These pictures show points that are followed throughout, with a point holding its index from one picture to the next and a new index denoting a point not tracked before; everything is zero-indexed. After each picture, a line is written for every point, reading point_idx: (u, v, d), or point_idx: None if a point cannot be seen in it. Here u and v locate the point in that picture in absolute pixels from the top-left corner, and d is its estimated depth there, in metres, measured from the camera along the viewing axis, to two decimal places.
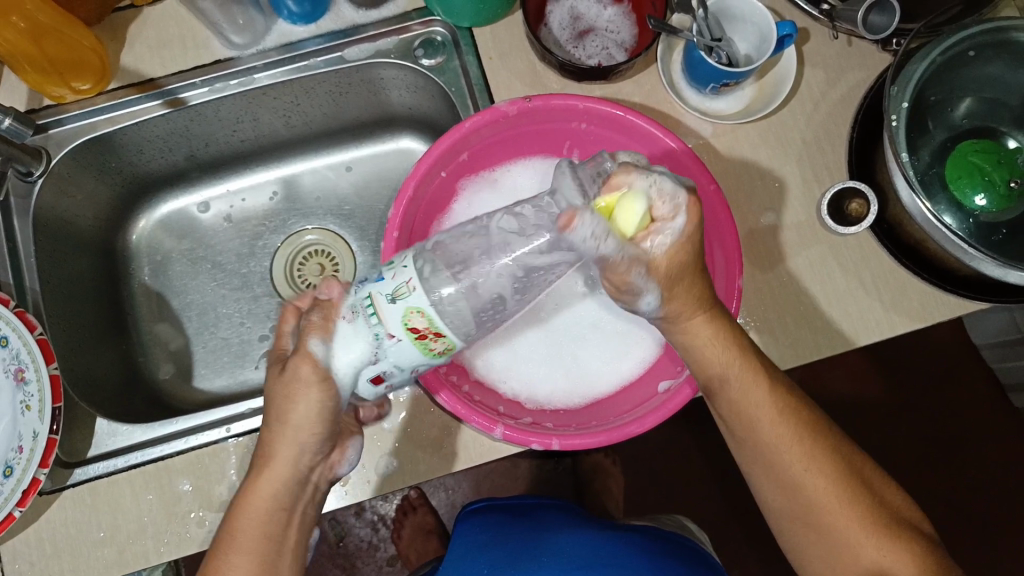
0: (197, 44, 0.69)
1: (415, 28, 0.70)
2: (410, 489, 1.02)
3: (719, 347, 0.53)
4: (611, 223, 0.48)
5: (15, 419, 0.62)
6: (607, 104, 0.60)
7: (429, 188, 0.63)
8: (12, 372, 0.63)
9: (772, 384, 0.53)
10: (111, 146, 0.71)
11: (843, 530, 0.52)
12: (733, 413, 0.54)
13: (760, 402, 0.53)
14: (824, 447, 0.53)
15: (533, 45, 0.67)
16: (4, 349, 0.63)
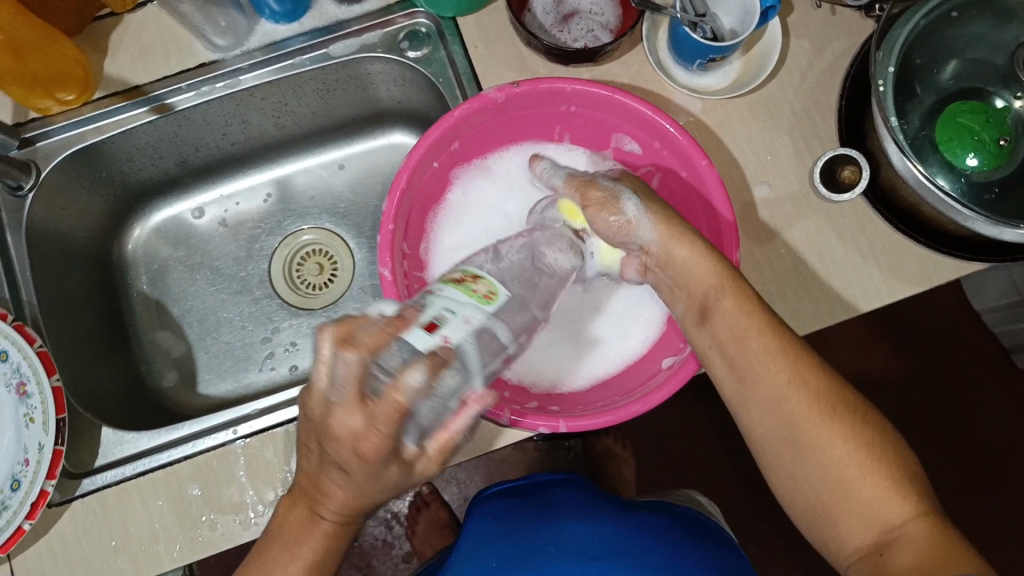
0: (181, 49, 0.69)
1: (399, 21, 0.70)
2: (423, 484, 1.02)
3: (704, 263, 0.54)
4: (566, 185, 0.60)
5: (19, 433, 0.62)
6: (595, 85, 0.60)
7: (422, 179, 0.63)
8: (14, 386, 0.63)
9: (758, 303, 0.52)
10: (100, 155, 0.71)
11: (827, 446, 0.49)
12: (722, 328, 0.53)
13: (750, 318, 0.52)
14: (812, 362, 0.51)
15: (518, 30, 0.67)
16: (5, 364, 0.62)
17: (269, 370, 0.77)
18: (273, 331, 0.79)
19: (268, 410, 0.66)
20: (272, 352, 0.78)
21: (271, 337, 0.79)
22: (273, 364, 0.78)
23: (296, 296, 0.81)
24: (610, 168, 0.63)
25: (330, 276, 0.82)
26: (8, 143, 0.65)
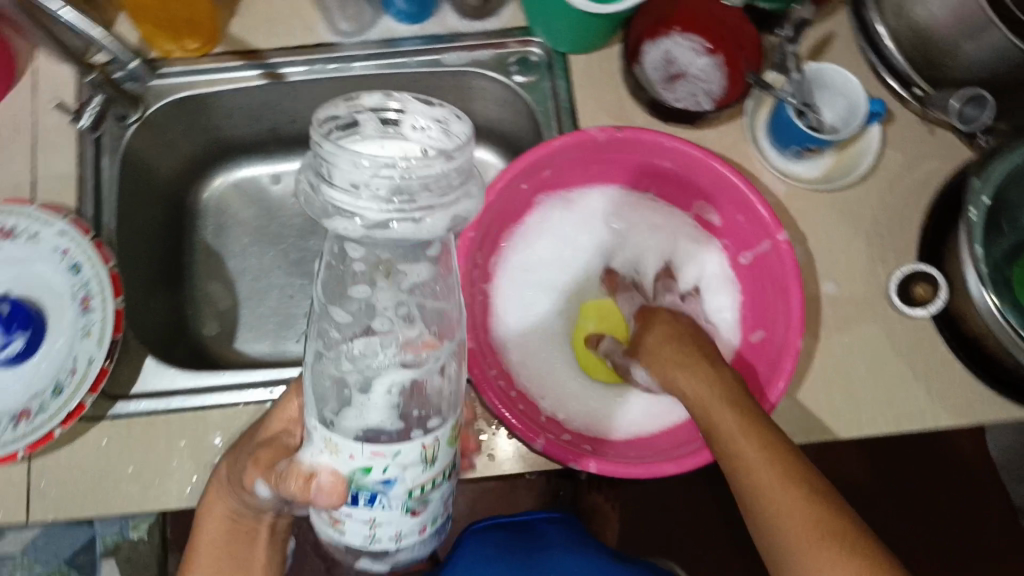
0: (305, 26, 0.72)
1: (512, 46, 0.71)
2: None
3: (714, 391, 0.52)
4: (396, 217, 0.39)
5: (71, 341, 0.61)
6: (711, 157, 0.59)
7: (509, 199, 0.63)
8: (76, 299, 0.62)
9: (759, 423, 0.50)
10: (204, 106, 0.74)
11: (822, 566, 0.46)
12: (719, 449, 0.51)
13: (745, 434, 0.50)
14: (811, 487, 0.48)
15: (626, 79, 0.68)
16: (70, 276, 0.62)
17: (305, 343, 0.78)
18: None
19: None
20: None
21: None
22: None
23: None
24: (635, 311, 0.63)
25: None
26: (139, 75, 0.69)
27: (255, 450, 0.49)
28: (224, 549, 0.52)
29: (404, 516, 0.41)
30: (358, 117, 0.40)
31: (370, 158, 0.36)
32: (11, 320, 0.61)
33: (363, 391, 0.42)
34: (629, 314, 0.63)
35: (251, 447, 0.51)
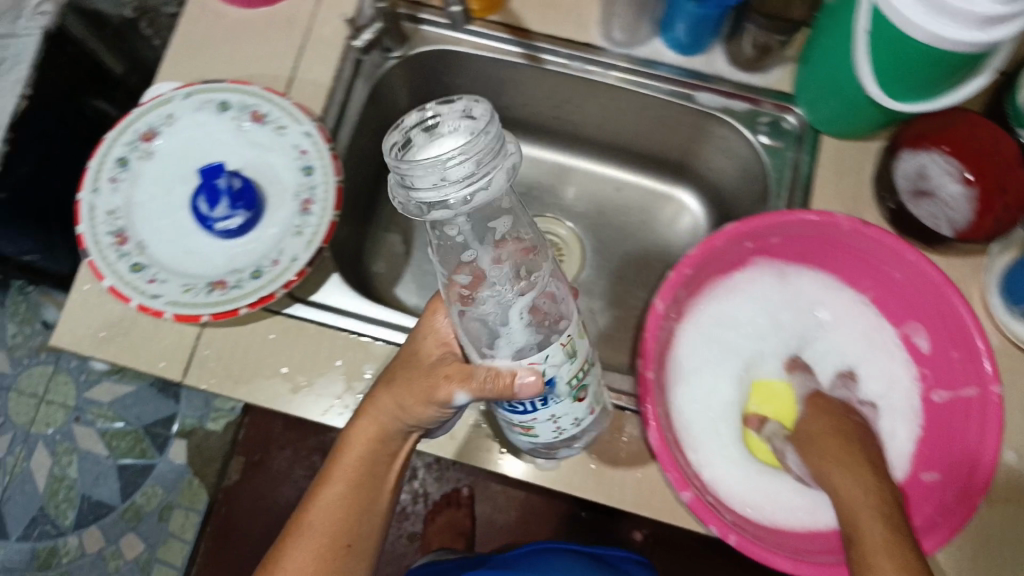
0: (579, 22, 0.71)
1: (766, 107, 0.70)
2: (465, 486, 1.12)
3: (868, 498, 0.49)
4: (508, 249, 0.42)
5: (280, 235, 0.64)
6: (948, 285, 0.56)
7: (731, 254, 0.62)
8: (297, 199, 0.64)
9: (906, 543, 0.46)
10: (452, 65, 0.73)
11: None
12: (855, 556, 0.47)
13: (886, 546, 0.46)
14: None
15: (879, 179, 0.66)
16: (301, 175, 0.65)
17: None
18: None
19: None
20: None
21: None
22: None
23: None
24: (805, 390, 0.61)
25: None
26: (455, 20, 0.70)
27: (416, 372, 0.51)
28: (366, 463, 0.53)
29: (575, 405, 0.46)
30: (409, 135, 0.40)
31: (427, 159, 0.36)
32: (238, 197, 0.63)
33: (501, 325, 0.42)
34: (800, 396, 0.61)
35: (407, 373, 0.52)
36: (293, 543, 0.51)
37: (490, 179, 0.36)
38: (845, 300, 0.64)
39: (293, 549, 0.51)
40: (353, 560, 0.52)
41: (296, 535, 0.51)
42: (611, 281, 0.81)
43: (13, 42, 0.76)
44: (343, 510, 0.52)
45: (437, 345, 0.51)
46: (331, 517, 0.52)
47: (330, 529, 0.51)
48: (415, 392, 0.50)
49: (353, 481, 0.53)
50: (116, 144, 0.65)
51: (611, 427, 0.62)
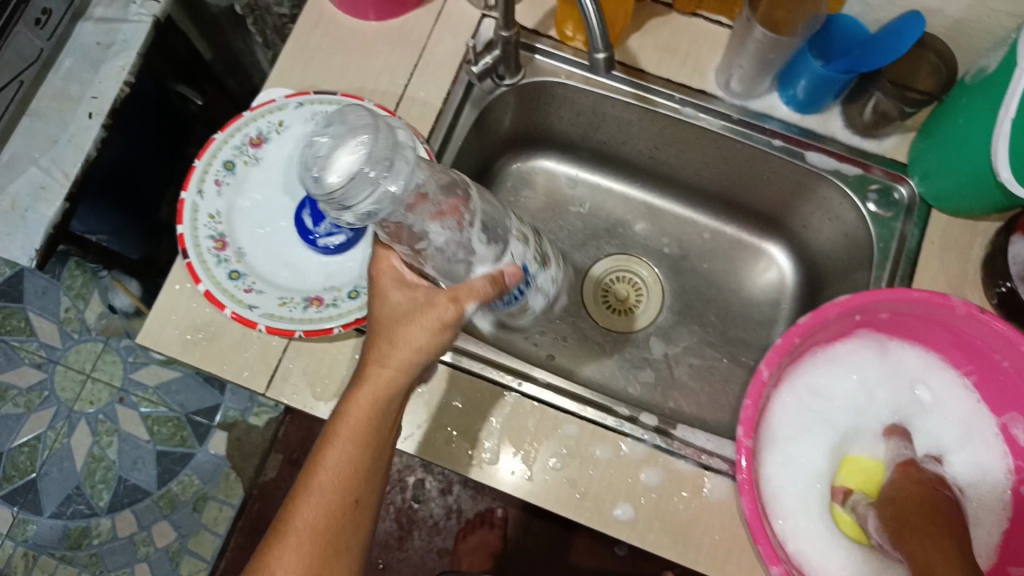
0: (697, 69, 0.70)
1: (876, 173, 0.68)
2: (500, 507, 1.07)
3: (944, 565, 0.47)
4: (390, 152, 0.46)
5: None
6: None
7: (837, 325, 0.60)
8: None
9: None
10: (557, 98, 0.73)
11: None
12: None
13: None
14: None
15: (989, 262, 0.65)
16: None
17: (533, 343, 0.77)
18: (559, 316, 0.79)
19: (554, 387, 0.66)
20: (545, 330, 0.78)
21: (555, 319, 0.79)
22: (539, 341, 0.78)
23: (592, 306, 0.81)
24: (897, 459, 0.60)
25: (632, 307, 0.81)
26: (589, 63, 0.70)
27: (399, 317, 0.51)
28: (371, 423, 0.52)
29: None
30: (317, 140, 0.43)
31: (347, 178, 0.42)
32: None
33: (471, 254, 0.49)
34: (892, 464, 0.60)
35: (383, 335, 0.52)
36: (304, 500, 0.51)
37: (388, 187, 0.43)
38: (945, 382, 0.62)
39: (303, 507, 0.51)
40: (359, 515, 0.52)
41: (304, 491, 0.52)
42: (690, 330, 0.79)
43: (122, 28, 0.76)
44: (350, 468, 0.51)
45: (401, 292, 0.52)
46: (339, 475, 0.51)
47: (339, 486, 0.51)
48: (407, 329, 0.50)
49: (359, 442, 0.52)
50: (224, 147, 0.64)
51: (689, 485, 0.63)
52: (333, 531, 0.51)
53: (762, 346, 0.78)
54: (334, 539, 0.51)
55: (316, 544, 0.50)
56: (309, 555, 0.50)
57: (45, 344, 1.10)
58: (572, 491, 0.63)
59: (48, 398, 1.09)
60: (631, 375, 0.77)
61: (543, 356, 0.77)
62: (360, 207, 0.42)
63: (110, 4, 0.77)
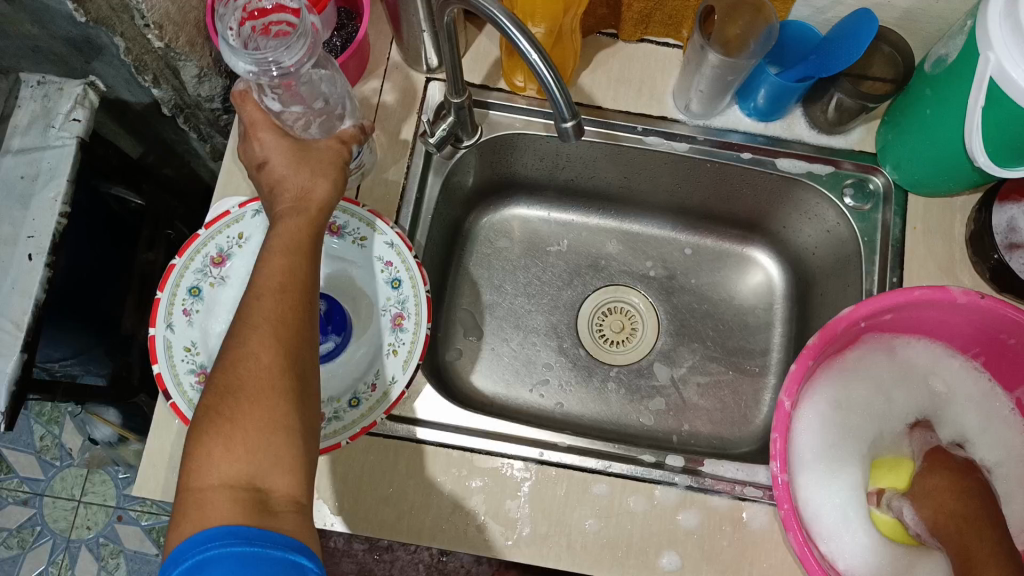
0: (652, 95, 0.70)
1: (848, 168, 0.69)
2: None
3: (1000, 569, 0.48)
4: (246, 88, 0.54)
5: (373, 354, 0.61)
6: None
7: (845, 337, 0.59)
8: (387, 316, 0.62)
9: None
10: (516, 145, 0.73)
11: None
12: None
13: None
14: None
15: (974, 239, 0.65)
16: (390, 290, 0.63)
17: (538, 395, 0.76)
18: (558, 361, 0.78)
19: (574, 449, 0.65)
20: (547, 380, 0.77)
21: (554, 366, 0.78)
22: (543, 391, 0.76)
23: (590, 343, 0.79)
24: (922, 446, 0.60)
25: (628, 336, 0.80)
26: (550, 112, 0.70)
27: (294, 167, 0.52)
28: (296, 258, 0.48)
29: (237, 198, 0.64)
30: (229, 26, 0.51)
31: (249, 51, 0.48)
32: (327, 319, 0.61)
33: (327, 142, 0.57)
34: (918, 454, 0.60)
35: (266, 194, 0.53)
36: (246, 335, 0.44)
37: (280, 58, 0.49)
38: (955, 369, 0.62)
39: (247, 336, 0.44)
40: (310, 353, 0.45)
41: (241, 324, 0.44)
42: (691, 348, 0.79)
43: (45, 155, 0.71)
44: (288, 303, 0.45)
45: (288, 149, 0.53)
46: (278, 305, 0.45)
47: (282, 316, 0.45)
48: (303, 176, 0.52)
49: (288, 278, 0.46)
50: (186, 274, 0.62)
51: (726, 519, 0.62)
52: (289, 363, 0.44)
53: (763, 352, 0.78)
54: (292, 365, 0.44)
55: (276, 373, 0.43)
56: (270, 381, 0.43)
57: (29, 478, 1.11)
58: (613, 551, 0.61)
59: (41, 532, 1.09)
60: (640, 406, 0.76)
61: (552, 408, 0.75)
62: (293, 62, 0.49)
63: (28, 132, 0.72)
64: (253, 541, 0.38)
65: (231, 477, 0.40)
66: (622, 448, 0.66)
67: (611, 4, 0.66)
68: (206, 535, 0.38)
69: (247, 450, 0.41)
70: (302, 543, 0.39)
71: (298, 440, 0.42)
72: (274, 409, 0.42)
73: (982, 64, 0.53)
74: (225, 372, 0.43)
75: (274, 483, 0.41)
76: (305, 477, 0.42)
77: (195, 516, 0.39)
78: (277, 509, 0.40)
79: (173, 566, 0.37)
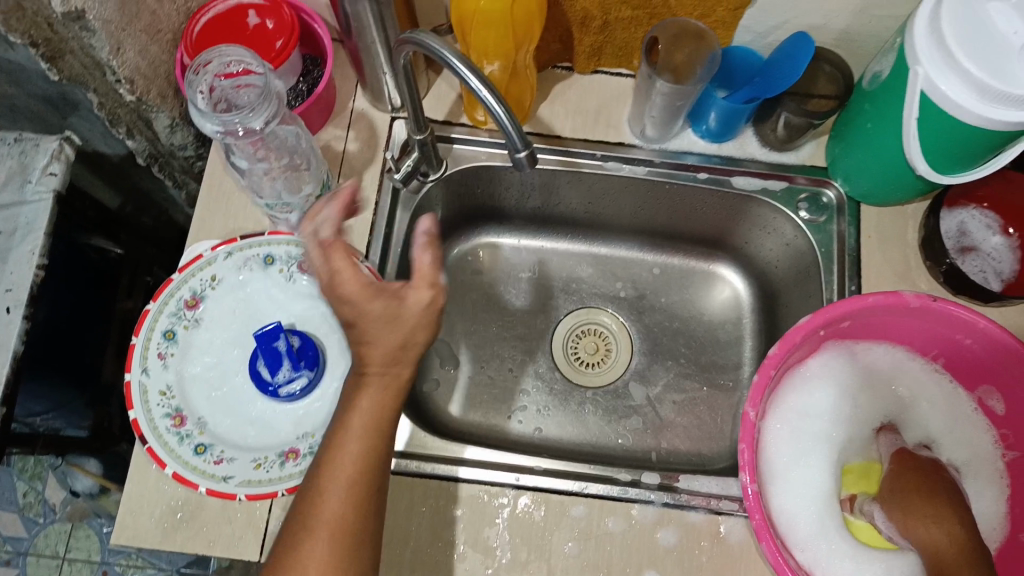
0: (609, 123, 0.72)
1: (802, 183, 0.71)
2: None
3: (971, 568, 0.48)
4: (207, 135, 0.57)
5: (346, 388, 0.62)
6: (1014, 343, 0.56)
7: (807, 346, 0.61)
8: None
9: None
10: (481, 176, 0.75)
11: None
12: None
13: None
14: None
15: (925, 244, 0.67)
16: None
17: (516, 421, 0.77)
18: (535, 386, 0.79)
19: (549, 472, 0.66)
20: (524, 406, 0.77)
21: (531, 392, 0.78)
22: (522, 417, 0.77)
23: (566, 367, 0.80)
24: (887, 449, 0.60)
25: (603, 359, 0.81)
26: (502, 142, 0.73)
27: (395, 341, 0.48)
28: (369, 446, 0.48)
29: (205, 244, 0.65)
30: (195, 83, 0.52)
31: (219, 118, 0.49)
32: (299, 356, 0.61)
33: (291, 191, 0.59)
34: (885, 455, 0.60)
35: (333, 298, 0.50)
36: (318, 521, 0.46)
37: (251, 121, 0.50)
38: (917, 372, 0.64)
39: (316, 513, 0.46)
40: (368, 528, 0.48)
41: (314, 496, 0.47)
42: (665, 367, 0.80)
43: (22, 210, 0.72)
44: (352, 494, 0.47)
45: (377, 308, 0.48)
46: (348, 484, 0.47)
47: (350, 494, 0.47)
48: (394, 335, 0.48)
49: (366, 456, 0.48)
50: (161, 317, 0.62)
51: (705, 534, 0.63)
52: (347, 559, 0.46)
53: (736, 366, 0.79)
54: (350, 541, 0.47)
55: (334, 554, 0.46)
56: (329, 560, 0.46)
57: (11, 537, 1.10)
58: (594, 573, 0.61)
59: None
60: (617, 426, 0.77)
61: (530, 432, 0.76)
62: (260, 124, 0.51)
63: (5, 189, 0.73)
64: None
65: None
66: (599, 468, 0.67)
67: (563, 39, 0.69)
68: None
69: None
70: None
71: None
72: None
73: (912, 78, 0.56)
74: (294, 556, 0.46)
75: None
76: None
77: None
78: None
79: None
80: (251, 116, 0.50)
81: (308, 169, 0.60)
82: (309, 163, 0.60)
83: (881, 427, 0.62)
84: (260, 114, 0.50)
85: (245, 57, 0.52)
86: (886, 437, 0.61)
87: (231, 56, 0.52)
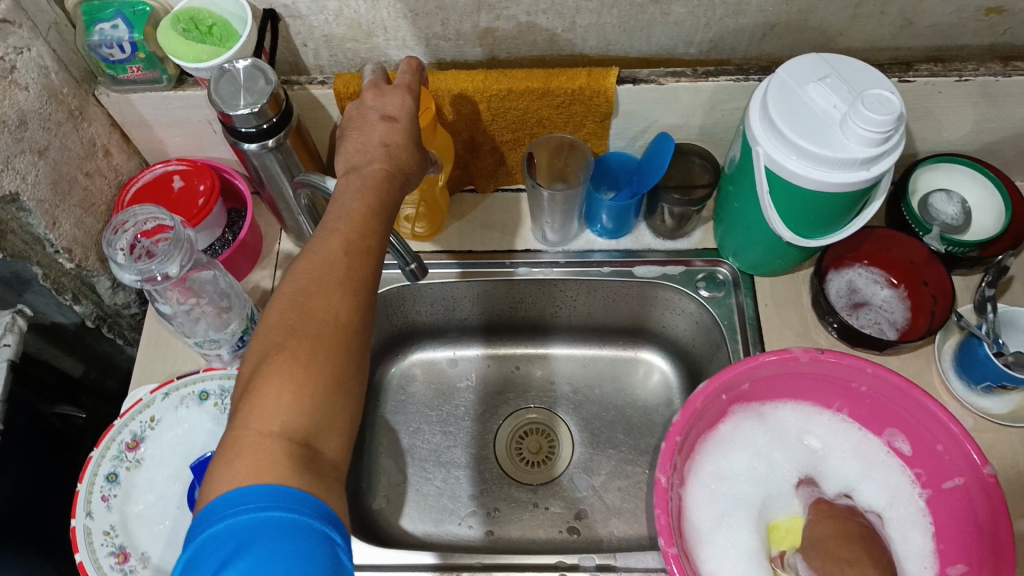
0: (515, 233, 0.79)
1: (699, 264, 0.77)
2: None
3: None
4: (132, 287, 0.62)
5: None
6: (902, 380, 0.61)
7: (712, 410, 0.64)
8: None
9: None
10: (406, 295, 0.81)
11: None
12: None
13: None
14: None
15: (815, 304, 0.72)
16: None
17: (467, 526, 0.78)
18: (482, 490, 0.80)
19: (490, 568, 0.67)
20: (473, 510, 0.79)
21: (478, 495, 0.80)
22: (472, 523, 0.78)
23: (511, 467, 0.82)
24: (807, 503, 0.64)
25: (547, 457, 0.83)
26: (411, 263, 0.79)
27: (403, 155, 0.56)
28: (375, 223, 0.52)
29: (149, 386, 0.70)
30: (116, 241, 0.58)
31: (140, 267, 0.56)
32: None
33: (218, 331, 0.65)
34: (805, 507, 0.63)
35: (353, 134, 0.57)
36: (311, 311, 0.47)
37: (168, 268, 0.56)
38: (826, 424, 0.67)
39: (320, 291, 0.48)
40: (369, 304, 0.50)
41: (310, 279, 0.48)
42: (607, 455, 0.82)
43: None
44: (350, 263, 0.50)
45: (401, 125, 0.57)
46: (341, 263, 0.49)
47: (346, 272, 0.49)
48: (397, 151, 0.56)
49: (360, 238, 0.51)
50: (103, 462, 0.66)
51: None
52: (357, 316, 0.49)
53: None
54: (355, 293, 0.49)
55: (340, 327, 0.47)
56: (337, 333, 0.47)
57: None
58: None
59: None
60: (565, 519, 0.78)
61: (480, 535, 0.77)
62: (175, 269, 0.57)
63: None
64: (284, 507, 0.40)
65: (291, 424, 0.43)
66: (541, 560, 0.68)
67: (461, 165, 0.77)
68: (243, 494, 0.40)
69: (309, 402, 0.44)
70: (336, 518, 0.42)
71: (341, 421, 0.46)
72: (335, 354, 0.46)
73: (756, 157, 0.63)
74: (292, 335, 0.46)
75: (325, 444, 0.45)
76: (346, 443, 0.46)
77: (242, 472, 0.41)
78: (324, 467, 0.44)
79: (212, 521, 0.39)
80: (167, 262, 0.56)
81: (230, 307, 0.65)
82: (232, 300, 0.66)
83: (800, 481, 0.65)
84: (175, 260, 0.57)
85: (158, 213, 0.60)
86: (804, 491, 0.65)
87: (146, 214, 0.59)
